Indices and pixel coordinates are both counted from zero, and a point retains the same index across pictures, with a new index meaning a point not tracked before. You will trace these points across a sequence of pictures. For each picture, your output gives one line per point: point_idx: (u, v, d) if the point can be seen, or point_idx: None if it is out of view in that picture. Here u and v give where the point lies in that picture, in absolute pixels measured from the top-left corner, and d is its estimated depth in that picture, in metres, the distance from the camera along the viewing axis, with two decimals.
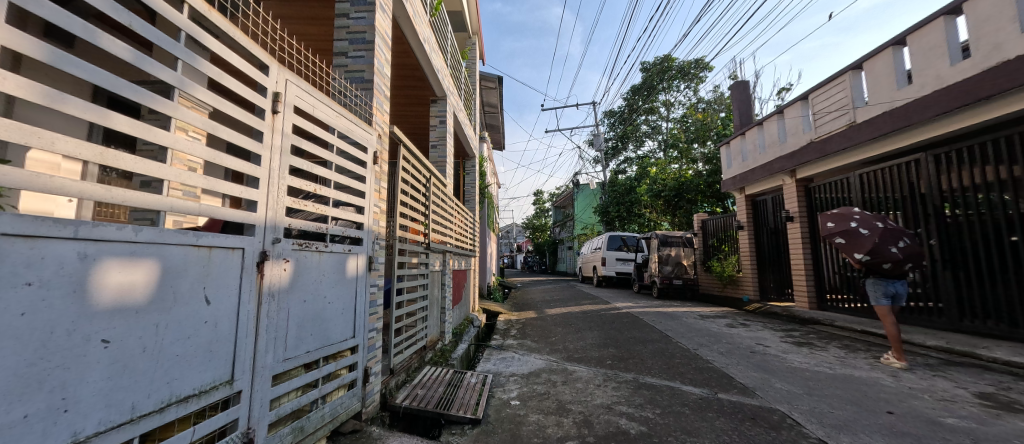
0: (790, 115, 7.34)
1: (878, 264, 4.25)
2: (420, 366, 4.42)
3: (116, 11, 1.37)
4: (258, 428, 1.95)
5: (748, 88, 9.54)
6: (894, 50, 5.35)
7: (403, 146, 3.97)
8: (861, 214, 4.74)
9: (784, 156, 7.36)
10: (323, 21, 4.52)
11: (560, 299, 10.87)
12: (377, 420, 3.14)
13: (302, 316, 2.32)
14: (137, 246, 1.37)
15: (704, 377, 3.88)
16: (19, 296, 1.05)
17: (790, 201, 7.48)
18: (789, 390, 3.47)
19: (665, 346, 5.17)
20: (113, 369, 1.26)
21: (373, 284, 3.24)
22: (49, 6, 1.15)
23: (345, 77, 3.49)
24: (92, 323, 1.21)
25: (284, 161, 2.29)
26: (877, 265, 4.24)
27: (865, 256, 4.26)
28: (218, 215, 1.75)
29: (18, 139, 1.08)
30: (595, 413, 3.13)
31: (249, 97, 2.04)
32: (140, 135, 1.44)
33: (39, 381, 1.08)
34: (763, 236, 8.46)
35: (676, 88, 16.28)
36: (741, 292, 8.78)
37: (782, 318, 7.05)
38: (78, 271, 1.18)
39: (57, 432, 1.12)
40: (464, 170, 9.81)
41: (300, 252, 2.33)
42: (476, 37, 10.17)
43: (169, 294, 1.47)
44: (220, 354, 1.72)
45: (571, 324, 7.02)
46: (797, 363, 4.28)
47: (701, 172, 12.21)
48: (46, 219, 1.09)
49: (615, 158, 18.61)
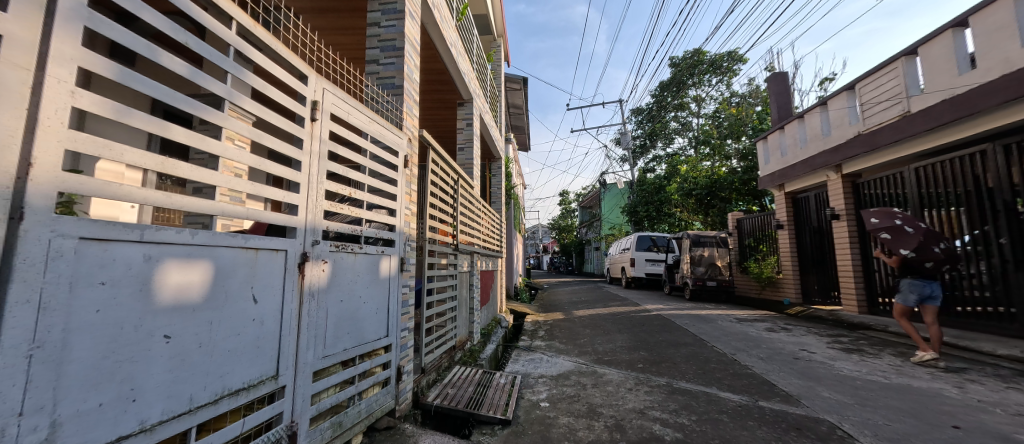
0: (834, 106, 6.90)
1: (919, 262, 4.28)
2: (450, 365, 4.49)
3: (174, 31, 1.47)
4: (301, 422, 2.04)
5: (786, 80, 9.05)
6: (955, 32, 4.93)
7: (432, 150, 4.05)
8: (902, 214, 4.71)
9: (828, 151, 6.93)
10: (355, 31, 4.69)
11: (588, 300, 10.72)
12: (410, 418, 3.21)
13: (339, 315, 2.41)
14: (193, 248, 1.46)
15: (743, 384, 3.71)
16: (94, 295, 1.14)
17: (834, 198, 7.03)
18: (839, 399, 3.25)
19: (699, 350, 4.98)
20: (172, 362, 1.36)
21: (404, 285, 3.32)
22: (117, 28, 1.25)
23: (377, 83, 3.60)
24: (156, 320, 1.30)
25: (322, 166, 2.39)
26: (919, 262, 4.26)
27: (911, 253, 4.26)
28: (263, 219, 1.85)
29: (92, 152, 1.18)
30: (626, 417, 3.06)
31: (291, 107, 2.15)
32: (194, 144, 1.54)
33: (111, 372, 1.17)
34: (805, 236, 8.00)
35: (707, 83, 15.69)
36: (781, 295, 8.33)
37: (828, 323, 6.63)
38: (143, 271, 1.27)
39: (126, 420, 1.21)
40: (490, 172, 9.89)
41: (337, 253, 2.42)
42: (501, 39, 10.24)
43: (220, 293, 1.57)
44: (266, 350, 1.81)
45: (599, 326, 6.91)
46: (846, 371, 4.00)
47: (736, 169, 11.70)
48: (116, 224, 1.17)
49: (643, 157, 18.16)
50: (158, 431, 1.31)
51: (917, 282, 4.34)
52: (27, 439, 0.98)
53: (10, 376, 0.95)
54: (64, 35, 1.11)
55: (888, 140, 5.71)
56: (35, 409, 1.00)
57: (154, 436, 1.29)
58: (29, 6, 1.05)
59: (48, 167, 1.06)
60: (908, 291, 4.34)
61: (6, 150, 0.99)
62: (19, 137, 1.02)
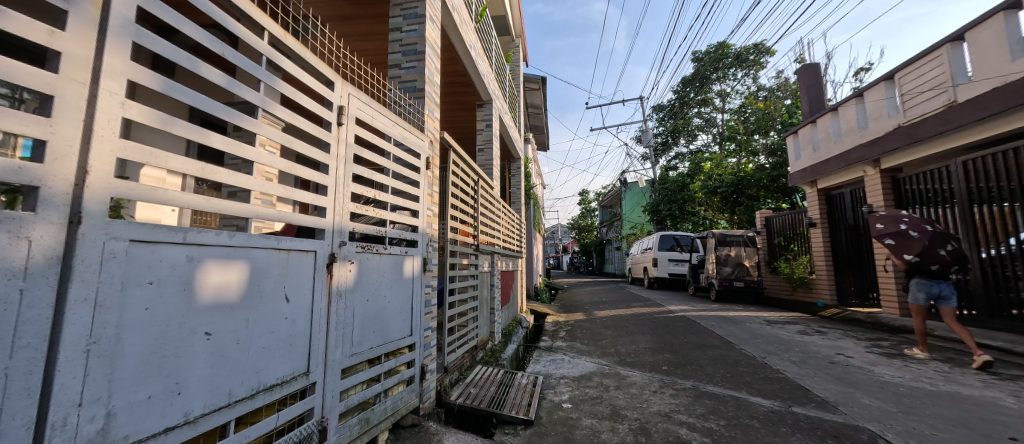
0: (871, 97, 6.55)
1: (925, 266, 4.34)
2: (472, 365, 4.54)
3: (211, 43, 1.55)
4: (330, 417, 2.11)
5: (818, 71, 8.65)
6: (1007, 15, 4.59)
7: (453, 151, 4.10)
8: (911, 216, 4.73)
9: (864, 144, 6.58)
10: (377, 36, 4.79)
11: (609, 301, 10.58)
12: (434, 416, 3.25)
13: (365, 314, 2.47)
14: (231, 249, 1.53)
15: (775, 388, 3.57)
16: (143, 293, 1.21)
17: (872, 194, 6.66)
18: (880, 407, 3.08)
19: (726, 352, 4.83)
20: (213, 358, 1.43)
21: (427, 284, 3.38)
22: (162, 42, 1.33)
23: (399, 87, 3.67)
24: (197, 318, 1.37)
25: (348, 169, 2.46)
26: (924, 267, 4.32)
27: (914, 258, 4.34)
28: (294, 221, 1.93)
29: (141, 160, 1.26)
30: (651, 420, 3.00)
31: (319, 112, 2.22)
32: (232, 151, 1.62)
33: (158, 367, 1.24)
34: (839, 234, 7.63)
35: (732, 77, 15.19)
36: (815, 296, 7.97)
37: (866, 325, 6.30)
38: (187, 271, 1.35)
39: (171, 413, 1.28)
40: (509, 172, 9.90)
41: (363, 253, 2.49)
42: (519, 39, 10.24)
43: (256, 293, 1.64)
44: (298, 347, 1.88)
45: (622, 327, 6.80)
46: (888, 377, 3.78)
47: (764, 165, 11.28)
48: (162, 227, 1.24)
49: (665, 154, 17.81)
50: (201, 423, 1.37)
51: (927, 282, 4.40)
52: (86, 428, 1.05)
53: (71, 369, 1.02)
54: (115, 51, 1.18)
55: (932, 132, 5.37)
56: (91, 401, 1.07)
57: (198, 428, 1.36)
58: (86, 25, 1.12)
59: (103, 175, 1.13)
60: (917, 291, 4.44)
61: (66, 158, 1.06)
62: (77, 147, 1.09)
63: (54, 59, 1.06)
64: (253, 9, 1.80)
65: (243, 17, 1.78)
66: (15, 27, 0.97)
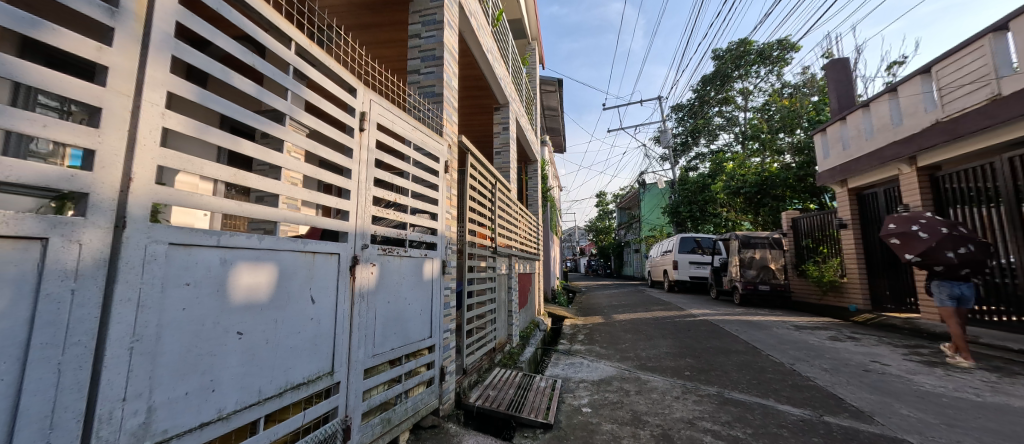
0: (905, 92, 6.25)
1: (931, 266, 4.42)
2: (491, 367, 4.55)
3: (242, 53, 1.61)
4: (354, 417, 2.15)
5: (847, 66, 8.32)
6: None
7: (470, 155, 4.14)
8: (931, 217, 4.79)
9: (899, 141, 6.27)
10: (397, 43, 4.89)
11: (628, 304, 10.41)
12: (453, 418, 3.27)
13: (386, 316, 2.52)
14: (261, 251, 1.59)
15: (804, 396, 3.43)
16: (181, 294, 1.27)
17: (908, 194, 6.33)
18: (921, 418, 2.92)
19: (752, 358, 4.67)
20: (244, 357, 1.48)
21: (446, 287, 3.41)
22: (197, 54, 1.39)
23: (418, 93, 3.73)
24: (230, 318, 1.43)
25: (370, 173, 2.51)
26: (928, 267, 4.43)
27: (916, 257, 4.51)
28: (319, 224, 1.98)
29: (179, 167, 1.32)
30: (674, 427, 2.94)
31: (342, 118, 2.29)
32: (261, 157, 1.69)
33: (195, 365, 1.30)
34: (872, 236, 7.30)
35: (755, 74, 14.76)
36: (847, 301, 7.63)
37: (904, 332, 5.98)
38: (220, 273, 1.41)
39: (207, 409, 1.34)
40: (526, 175, 9.91)
41: (384, 256, 2.54)
42: (535, 42, 10.26)
43: (284, 294, 1.70)
44: (323, 348, 1.93)
45: (642, 331, 6.67)
46: (928, 386, 3.58)
47: (790, 165, 10.90)
48: (198, 230, 1.30)
49: (685, 155, 17.44)
50: (234, 419, 1.43)
51: (947, 283, 4.40)
52: (130, 422, 1.11)
53: (116, 364, 1.07)
54: (156, 64, 1.25)
55: (973, 128, 5.08)
56: (135, 395, 1.12)
57: (231, 424, 1.42)
58: (130, 40, 1.19)
59: (144, 182, 1.19)
60: (937, 293, 4.48)
61: (112, 167, 1.12)
62: (122, 156, 1.15)
63: (101, 73, 1.13)
64: (281, 20, 1.86)
65: (272, 28, 1.85)
66: (66, 43, 1.03)
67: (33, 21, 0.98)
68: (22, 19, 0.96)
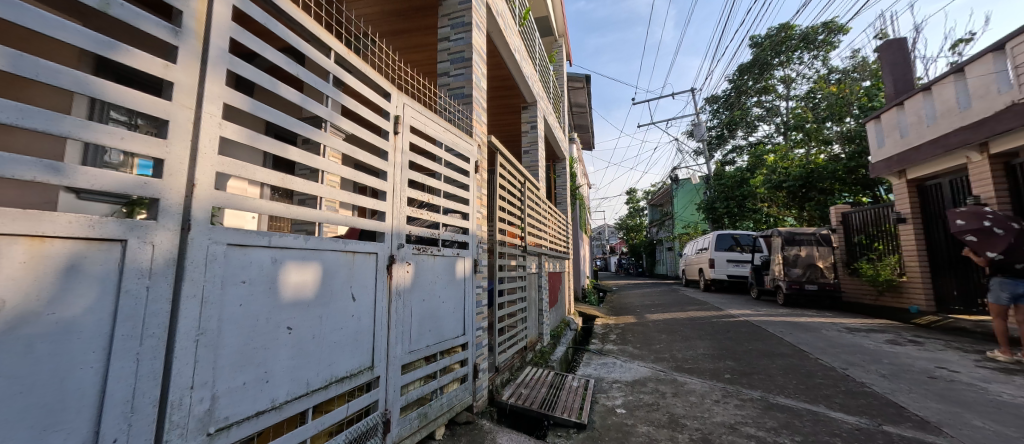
0: (975, 72, 5.66)
1: (1010, 264, 4.13)
2: (523, 366, 4.56)
3: (287, 64, 1.71)
4: (392, 410, 2.23)
5: (905, 47, 7.64)
6: None
7: (500, 154, 4.16)
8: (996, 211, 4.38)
9: (968, 126, 5.69)
10: (427, 47, 4.99)
11: (662, 304, 10.11)
12: (487, 414, 3.31)
13: (421, 314, 2.58)
14: (306, 251, 1.67)
15: (859, 404, 3.20)
16: (239, 291, 1.37)
17: (978, 184, 5.75)
18: (999, 431, 2.65)
19: (799, 362, 4.41)
20: (294, 350, 1.57)
21: (478, 285, 3.45)
22: (248, 67, 1.49)
23: (448, 94, 3.80)
24: (281, 314, 1.52)
25: (404, 175, 2.58)
26: (1007, 264, 4.13)
27: (998, 256, 4.13)
28: (358, 225, 2.06)
29: (235, 173, 1.42)
30: (715, 432, 2.83)
31: (378, 122, 2.36)
32: (305, 162, 1.78)
33: (251, 357, 1.39)
34: (936, 231, 6.69)
35: (797, 60, 13.88)
36: (906, 302, 7.02)
37: (975, 336, 5.44)
38: (271, 272, 1.50)
39: (262, 398, 1.43)
40: (555, 173, 9.84)
41: (419, 255, 2.61)
42: (562, 38, 10.15)
43: (328, 291, 1.79)
44: (364, 343, 2.01)
45: (677, 332, 6.46)
46: (1006, 397, 3.24)
47: (838, 156, 10.17)
48: (252, 232, 1.39)
49: (721, 148, 16.68)
50: (286, 408, 1.52)
51: (1010, 280, 4.13)
52: (197, 408, 1.21)
53: (185, 355, 1.17)
54: (213, 78, 1.35)
55: None
56: (201, 384, 1.22)
57: (284, 413, 1.51)
58: (191, 57, 1.29)
59: (204, 188, 1.28)
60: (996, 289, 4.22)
61: (179, 175, 1.22)
62: (186, 164, 1.25)
63: (167, 89, 1.23)
64: (322, 31, 1.95)
65: (313, 39, 1.94)
66: (137, 63, 1.13)
67: (111, 44, 1.08)
68: (102, 42, 1.06)
